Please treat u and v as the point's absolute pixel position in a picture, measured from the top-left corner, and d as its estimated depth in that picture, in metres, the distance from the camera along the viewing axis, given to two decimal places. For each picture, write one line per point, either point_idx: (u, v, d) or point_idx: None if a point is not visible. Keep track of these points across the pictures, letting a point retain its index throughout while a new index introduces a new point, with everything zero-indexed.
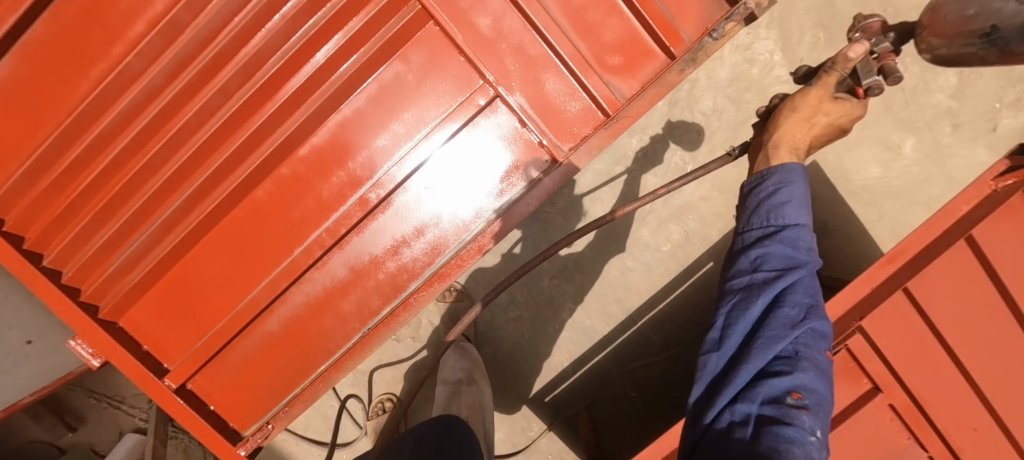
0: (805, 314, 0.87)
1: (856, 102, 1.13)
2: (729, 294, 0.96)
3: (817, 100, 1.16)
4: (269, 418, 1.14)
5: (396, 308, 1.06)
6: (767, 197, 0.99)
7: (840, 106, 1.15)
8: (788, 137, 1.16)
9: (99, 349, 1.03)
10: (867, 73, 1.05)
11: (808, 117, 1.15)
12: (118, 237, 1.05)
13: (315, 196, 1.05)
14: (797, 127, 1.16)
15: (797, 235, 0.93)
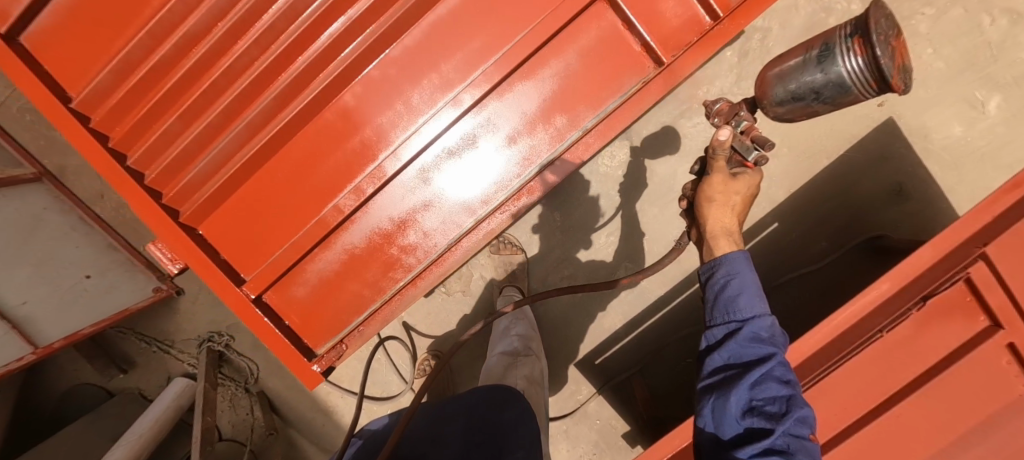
0: (784, 406, 0.87)
1: (753, 172, 0.97)
2: (709, 392, 0.97)
3: (728, 185, 0.97)
4: (342, 338, 1.10)
5: (481, 221, 1.04)
6: (721, 291, 0.98)
7: (743, 184, 0.97)
8: (720, 236, 1.01)
9: (180, 253, 1.00)
10: (749, 148, 0.92)
11: (724, 202, 0.99)
12: (202, 139, 1.02)
13: (404, 100, 1.01)
14: (721, 217, 1.00)
15: (760, 325, 0.93)
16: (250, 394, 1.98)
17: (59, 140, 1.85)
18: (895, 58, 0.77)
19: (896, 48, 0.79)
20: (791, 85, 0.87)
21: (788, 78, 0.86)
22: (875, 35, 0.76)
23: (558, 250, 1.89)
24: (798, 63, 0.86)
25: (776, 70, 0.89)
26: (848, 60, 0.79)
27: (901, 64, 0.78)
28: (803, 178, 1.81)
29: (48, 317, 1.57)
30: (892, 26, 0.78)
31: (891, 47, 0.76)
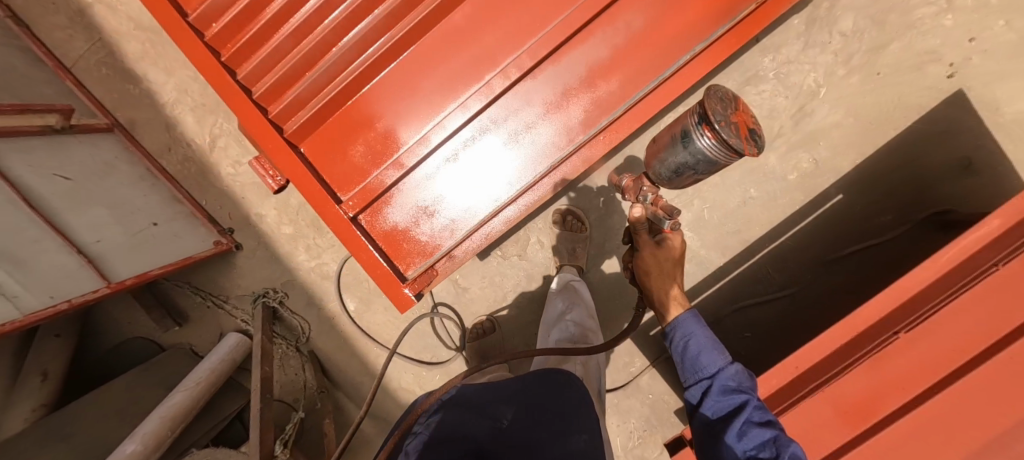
0: (771, 446, 1.00)
1: (672, 237, 1.27)
2: (708, 448, 1.12)
3: (656, 253, 1.28)
4: (434, 262, 1.12)
5: (584, 144, 1.13)
6: (688, 354, 1.24)
7: (669, 248, 1.28)
8: (665, 295, 1.32)
9: (286, 167, 1.03)
10: (661, 217, 1.14)
11: (659, 269, 1.30)
12: (311, 56, 1.03)
13: (513, 22, 1.07)
14: (661, 282, 1.31)
15: (726, 377, 1.14)
16: (300, 354, 1.97)
17: (130, 93, 1.88)
18: (737, 134, 0.98)
19: (739, 120, 1.00)
20: (675, 162, 1.09)
21: (667, 161, 1.10)
22: (716, 122, 0.98)
23: (617, 215, 1.87)
24: (672, 146, 1.08)
25: (660, 152, 1.12)
26: (704, 140, 1.00)
27: (745, 133, 0.99)
28: (868, 149, 1.80)
29: (119, 258, 1.58)
30: (727, 107, 1.00)
31: (730, 128, 0.97)
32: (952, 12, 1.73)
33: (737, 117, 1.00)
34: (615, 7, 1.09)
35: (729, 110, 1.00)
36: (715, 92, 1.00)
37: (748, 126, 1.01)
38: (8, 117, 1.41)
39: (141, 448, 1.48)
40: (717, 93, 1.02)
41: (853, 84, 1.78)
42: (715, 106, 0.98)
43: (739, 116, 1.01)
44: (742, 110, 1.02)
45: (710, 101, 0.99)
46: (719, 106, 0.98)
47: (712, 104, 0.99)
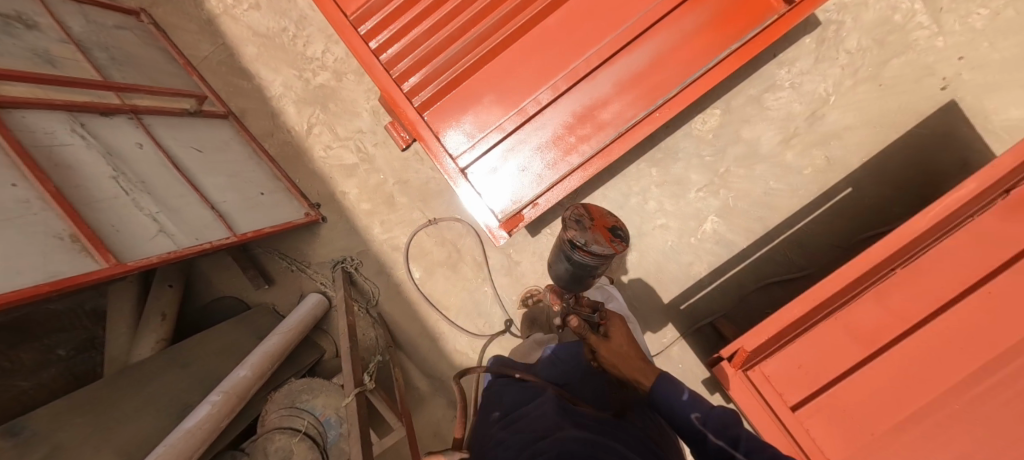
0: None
1: (609, 322, 1.30)
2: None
3: (609, 344, 1.25)
4: (523, 208, 1.40)
5: (647, 117, 1.35)
6: (665, 406, 1.13)
7: (615, 334, 1.28)
8: (637, 374, 1.22)
9: (413, 129, 1.37)
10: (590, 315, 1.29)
11: (616, 355, 1.25)
12: (439, 46, 1.38)
13: (595, 23, 1.35)
14: (629, 365, 1.24)
15: (709, 424, 1.05)
16: (369, 316, 2.23)
17: (244, 87, 2.27)
18: (600, 240, 1.25)
19: (600, 224, 1.28)
20: (572, 275, 1.41)
21: (566, 277, 1.42)
22: (583, 241, 1.26)
23: (653, 201, 2.14)
24: (564, 265, 1.39)
25: (564, 277, 1.43)
26: (582, 254, 1.29)
27: (608, 232, 1.26)
28: (874, 149, 2.08)
29: (239, 216, 1.90)
30: (584, 219, 1.29)
31: (592, 238, 1.25)
32: (943, 35, 2.03)
33: (596, 223, 1.28)
34: (682, 9, 1.33)
35: (587, 219, 1.29)
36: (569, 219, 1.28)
37: (606, 222, 1.29)
38: (153, 99, 1.90)
39: (250, 374, 1.73)
40: (568, 215, 1.30)
41: (859, 93, 2.07)
42: (572, 235, 1.26)
43: (598, 217, 1.29)
44: (592, 214, 1.30)
45: (567, 232, 1.28)
46: (578, 224, 1.27)
47: (573, 232, 1.27)
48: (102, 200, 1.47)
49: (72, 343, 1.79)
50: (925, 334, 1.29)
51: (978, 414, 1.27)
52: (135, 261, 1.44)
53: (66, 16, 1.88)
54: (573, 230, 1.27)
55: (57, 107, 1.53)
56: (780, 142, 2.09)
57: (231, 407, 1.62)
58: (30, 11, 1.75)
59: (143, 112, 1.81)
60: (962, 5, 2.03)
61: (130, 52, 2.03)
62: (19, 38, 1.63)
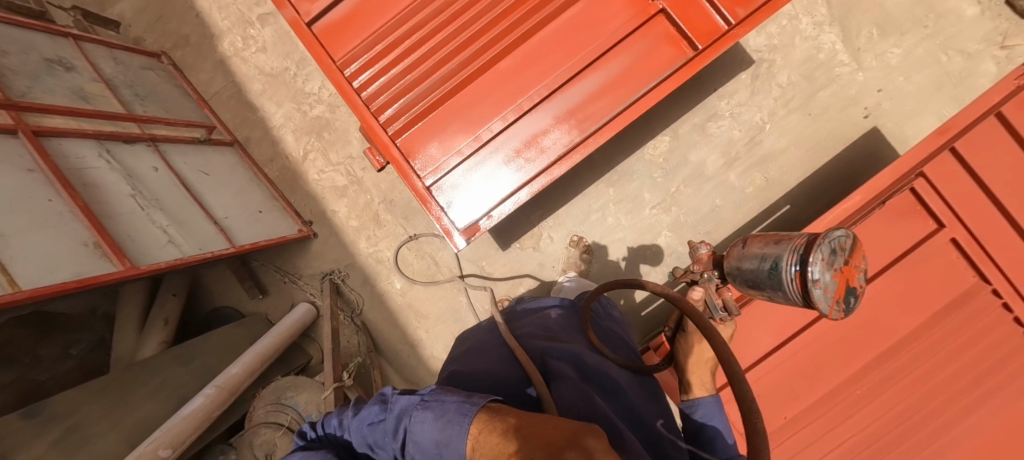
0: None
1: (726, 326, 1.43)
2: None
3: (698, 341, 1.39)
4: (480, 220, 1.63)
5: (582, 142, 1.60)
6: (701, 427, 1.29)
7: (716, 335, 1.43)
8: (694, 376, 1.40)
9: (385, 153, 1.60)
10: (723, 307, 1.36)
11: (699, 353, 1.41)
12: (409, 85, 1.64)
13: (538, 66, 1.61)
14: (699, 372, 1.40)
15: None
16: (353, 324, 2.41)
17: (248, 118, 2.56)
18: (830, 291, 1.11)
19: (842, 274, 1.13)
20: (755, 277, 1.26)
21: (758, 276, 1.25)
22: (813, 277, 1.11)
23: (612, 217, 2.38)
24: (762, 269, 1.24)
25: (750, 262, 1.29)
26: (788, 283, 1.17)
27: (843, 289, 1.12)
28: (808, 170, 2.32)
29: (239, 231, 2.13)
30: (836, 259, 1.11)
31: (826, 283, 1.11)
32: (862, 70, 2.31)
33: (841, 271, 1.12)
34: (608, 54, 1.61)
35: (838, 261, 1.12)
36: (828, 249, 1.10)
37: (853, 280, 1.14)
38: (169, 129, 2.18)
39: (242, 371, 1.88)
40: (833, 238, 1.13)
41: (791, 121, 2.33)
42: (817, 263, 1.10)
43: (850, 271, 1.15)
44: (853, 260, 1.13)
45: (817, 253, 1.11)
46: (824, 259, 1.10)
47: (820, 259, 1.11)
48: (120, 214, 1.71)
49: (84, 343, 1.99)
50: (818, 327, 1.53)
51: (865, 390, 1.51)
52: (147, 265, 1.67)
53: (100, 59, 2.22)
54: (822, 260, 1.10)
55: (88, 136, 1.81)
56: (723, 164, 2.35)
57: (223, 399, 1.77)
58: (70, 55, 2.09)
59: (160, 141, 2.09)
60: (878, 44, 2.31)
61: (152, 88, 2.35)
62: (60, 78, 1.95)
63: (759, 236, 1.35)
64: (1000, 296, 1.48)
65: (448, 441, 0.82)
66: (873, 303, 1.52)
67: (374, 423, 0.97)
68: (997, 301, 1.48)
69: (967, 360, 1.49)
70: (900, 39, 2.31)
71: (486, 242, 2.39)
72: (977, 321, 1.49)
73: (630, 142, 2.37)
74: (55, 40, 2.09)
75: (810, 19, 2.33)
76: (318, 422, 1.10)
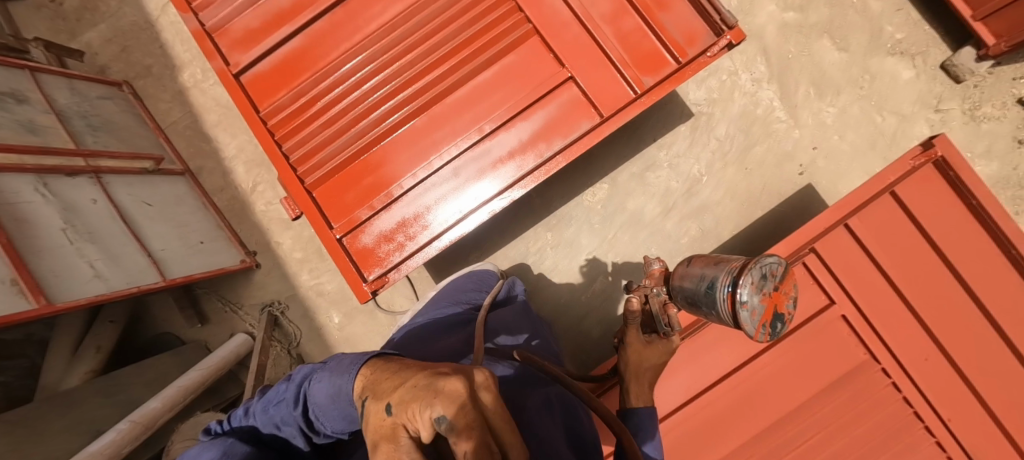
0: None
1: (665, 342, 1.39)
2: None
3: (640, 349, 1.40)
4: (388, 273, 1.65)
5: (491, 201, 1.63)
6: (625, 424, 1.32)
7: (659, 346, 1.40)
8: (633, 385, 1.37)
9: (301, 204, 1.65)
10: (665, 318, 1.38)
11: (638, 362, 1.39)
12: (329, 139, 1.68)
13: (451, 125, 1.66)
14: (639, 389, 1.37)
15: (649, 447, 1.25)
16: (291, 356, 2.43)
17: (203, 148, 2.63)
18: (758, 314, 1.21)
19: (772, 298, 1.22)
20: (694, 296, 1.39)
21: (695, 294, 1.39)
22: (741, 298, 1.21)
23: (549, 260, 2.41)
24: (700, 288, 1.37)
25: (691, 281, 1.42)
26: (720, 302, 1.28)
27: (770, 314, 1.21)
28: (742, 222, 2.35)
29: (176, 263, 2.17)
30: (767, 284, 1.21)
31: (754, 305, 1.21)
32: (798, 127, 2.35)
33: (772, 295, 1.22)
34: (520, 117, 1.64)
35: (768, 286, 1.22)
36: (758, 273, 1.20)
37: (781, 306, 1.23)
38: (117, 161, 2.23)
39: (162, 405, 1.92)
40: (764, 264, 1.22)
41: (728, 174, 2.36)
42: (746, 286, 1.20)
43: (779, 296, 1.23)
44: (782, 286, 1.22)
45: (746, 277, 1.21)
46: (754, 281, 1.20)
47: (749, 282, 1.21)
48: (47, 249, 1.75)
49: (14, 370, 2.01)
50: (715, 394, 1.54)
51: (759, 458, 1.51)
52: (65, 302, 1.71)
53: (55, 91, 2.26)
54: (751, 283, 1.20)
55: (27, 170, 1.84)
56: (659, 213, 2.38)
57: (137, 434, 1.79)
58: (23, 86, 2.13)
59: (104, 172, 2.13)
60: (814, 101, 2.36)
61: (108, 117, 2.41)
62: (10, 111, 1.99)
63: (706, 258, 1.48)
64: (889, 374, 1.52)
65: (337, 391, 0.90)
66: (770, 373, 1.54)
67: (278, 402, 1.06)
68: (886, 380, 1.52)
69: (856, 434, 1.50)
70: (836, 97, 2.36)
71: (424, 280, 2.43)
72: (865, 396, 1.52)
73: (570, 188, 2.41)
74: (9, 72, 2.12)
75: (749, 75, 2.39)
76: (223, 420, 1.18)
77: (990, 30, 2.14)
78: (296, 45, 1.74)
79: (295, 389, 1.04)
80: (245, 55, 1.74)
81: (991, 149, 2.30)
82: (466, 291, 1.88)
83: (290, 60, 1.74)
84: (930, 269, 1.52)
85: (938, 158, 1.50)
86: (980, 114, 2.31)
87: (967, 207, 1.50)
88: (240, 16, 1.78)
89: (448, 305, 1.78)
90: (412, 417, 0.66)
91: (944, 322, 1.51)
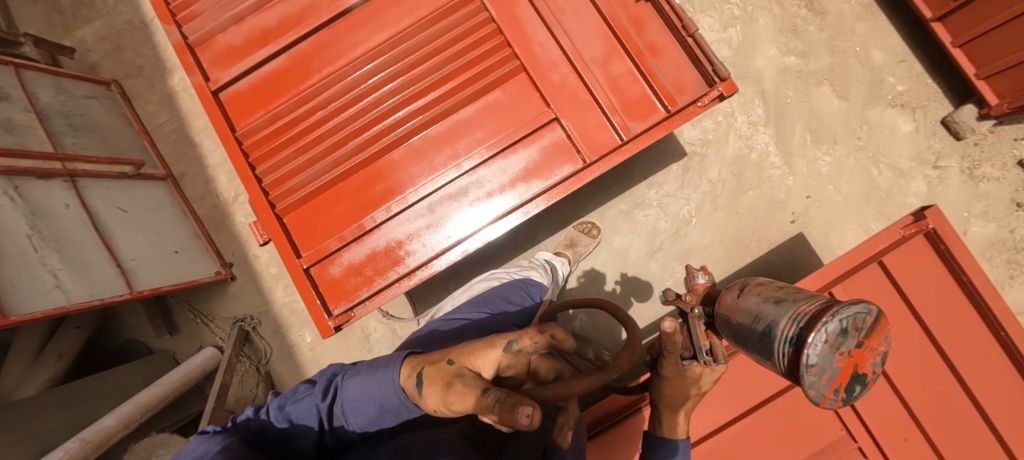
0: None
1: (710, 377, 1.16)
2: None
3: (680, 381, 1.19)
4: (353, 307, 1.59)
5: (463, 242, 1.57)
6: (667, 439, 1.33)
7: (699, 378, 1.17)
8: (670, 418, 1.27)
9: (269, 230, 1.60)
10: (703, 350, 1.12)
11: (678, 396, 1.21)
12: (303, 165, 1.64)
13: (429, 161, 1.63)
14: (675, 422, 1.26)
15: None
16: (259, 373, 2.37)
17: (189, 155, 2.60)
18: (830, 379, 0.94)
19: (849, 358, 0.94)
20: (743, 335, 1.12)
21: (742, 332, 1.12)
22: (808, 361, 0.94)
23: None
24: (751, 327, 1.10)
25: (740, 315, 1.13)
26: (780, 353, 1.02)
27: (846, 379, 0.95)
28: (728, 268, 2.29)
29: (146, 273, 2.13)
30: (844, 341, 0.93)
31: (827, 367, 0.93)
32: (793, 175, 2.30)
33: (850, 354, 0.94)
34: (500, 156, 1.60)
35: (846, 343, 0.93)
36: (835, 331, 0.91)
37: (863, 367, 0.95)
38: (96, 164, 2.17)
39: (116, 423, 1.85)
40: (844, 316, 0.93)
41: (717, 217, 2.31)
42: (817, 346, 0.92)
43: (860, 355, 0.96)
44: (864, 344, 0.94)
45: (819, 334, 0.92)
46: (827, 339, 0.92)
47: (823, 341, 0.92)
48: (7, 258, 1.69)
49: None
50: None
51: None
52: (20, 315, 1.66)
53: (39, 88, 2.20)
54: (823, 343, 0.92)
55: None
56: (645, 252, 2.33)
57: (85, 454, 1.71)
58: (5, 83, 2.07)
59: (80, 176, 2.06)
60: (811, 149, 2.31)
61: (93, 118, 2.37)
62: None
63: (765, 287, 1.17)
64: (866, 454, 1.46)
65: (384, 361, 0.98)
66: (744, 443, 1.48)
67: (300, 396, 1.01)
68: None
69: None
70: (832, 147, 2.31)
71: (401, 304, 2.37)
72: None
73: (556, 221, 2.37)
74: None
75: (745, 118, 2.34)
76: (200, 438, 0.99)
77: (992, 90, 2.11)
78: (278, 66, 1.70)
79: (322, 384, 1.04)
80: (226, 72, 1.70)
81: (989, 210, 2.24)
82: (507, 300, 1.76)
83: (271, 82, 1.70)
84: (917, 345, 1.46)
85: (929, 230, 1.46)
86: (979, 174, 2.25)
87: (958, 283, 1.45)
88: (224, 32, 1.73)
89: (488, 311, 1.67)
90: (474, 359, 0.87)
91: (926, 401, 1.45)
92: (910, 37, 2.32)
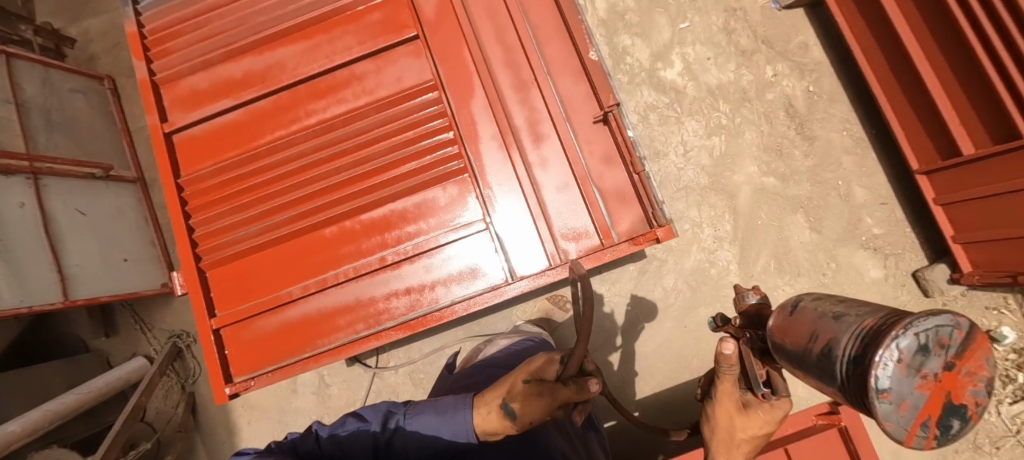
0: None
1: (766, 413, 1.11)
2: None
3: (741, 420, 1.14)
4: (253, 377, 1.57)
5: (372, 333, 1.54)
6: None
7: (755, 414, 1.13)
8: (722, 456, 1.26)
9: (189, 284, 1.60)
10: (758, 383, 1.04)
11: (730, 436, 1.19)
12: (235, 223, 1.63)
13: (358, 246, 1.63)
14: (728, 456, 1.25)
15: None
16: (183, 392, 2.40)
17: None
18: (916, 410, 0.63)
19: (939, 385, 0.64)
20: (798, 359, 0.82)
21: (795, 356, 0.83)
22: (879, 386, 0.63)
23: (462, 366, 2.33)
24: (805, 346, 0.81)
25: (793, 337, 0.85)
26: (843, 376, 0.72)
27: (934, 416, 0.64)
28: (666, 381, 2.22)
29: (86, 280, 2.13)
30: (929, 361, 0.63)
31: (909, 393, 0.63)
32: None
33: (940, 380, 0.64)
34: (426, 255, 1.59)
35: (933, 364, 0.63)
36: (912, 347, 0.61)
37: (959, 395, 0.64)
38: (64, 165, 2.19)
39: (20, 430, 1.79)
40: (927, 327, 0.63)
41: (665, 327, 2.26)
42: (892, 363, 0.62)
43: (957, 380, 0.65)
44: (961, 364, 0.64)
45: (893, 345, 0.62)
46: (903, 357, 0.62)
47: (896, 358, 0.62)
48: None
49: None
50: None
51: None
52: None
53: (26, 80, 2.21)
54: (898, 359, 0.62)
55: None
56: None
57: None
58: None
59: (44, 174, 2.07)
60: (772, 276, 2.24)
61: (76, 115, 2.41)
62: None
63: (825, 300, 0.86)
64: None
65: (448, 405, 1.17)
66: None
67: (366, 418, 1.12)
68: None
69: None
70: (795, 278, 2.24)
71: None
72: None
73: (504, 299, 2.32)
74: None
75: (712, 232, 2.28)
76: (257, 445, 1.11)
77: (968, 257, 2.01)
78: (235, 122, 1.72)
79: (376, 418, 1.13)
80: (185, 117, 1.73)
81: None
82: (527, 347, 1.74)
83: (225, 135, 1.72)
84: None
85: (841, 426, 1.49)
86: None
87: None
88: (193, 74, 1.76)
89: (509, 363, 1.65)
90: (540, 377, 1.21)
91: None
92: (895, 180, 2.25)
